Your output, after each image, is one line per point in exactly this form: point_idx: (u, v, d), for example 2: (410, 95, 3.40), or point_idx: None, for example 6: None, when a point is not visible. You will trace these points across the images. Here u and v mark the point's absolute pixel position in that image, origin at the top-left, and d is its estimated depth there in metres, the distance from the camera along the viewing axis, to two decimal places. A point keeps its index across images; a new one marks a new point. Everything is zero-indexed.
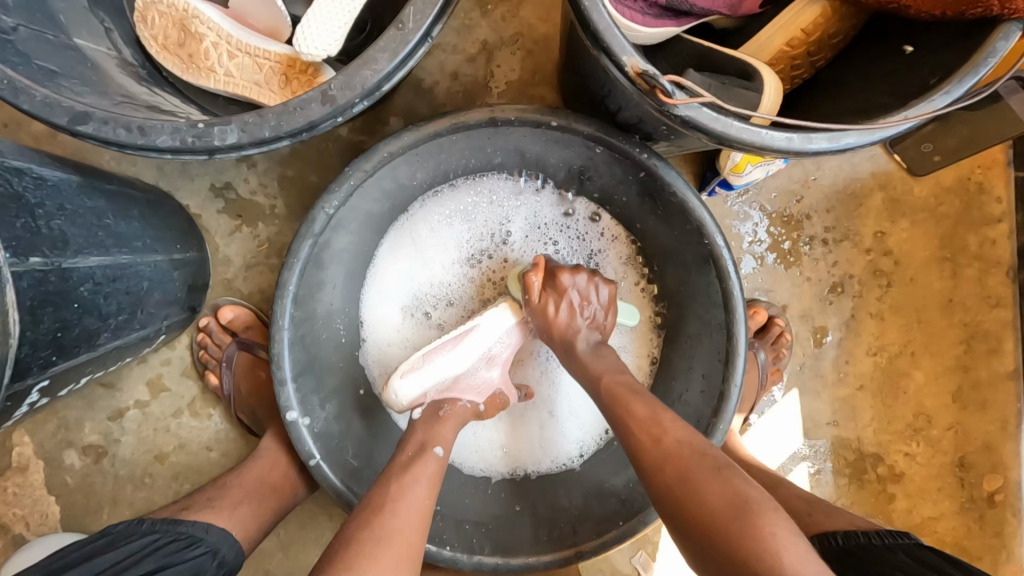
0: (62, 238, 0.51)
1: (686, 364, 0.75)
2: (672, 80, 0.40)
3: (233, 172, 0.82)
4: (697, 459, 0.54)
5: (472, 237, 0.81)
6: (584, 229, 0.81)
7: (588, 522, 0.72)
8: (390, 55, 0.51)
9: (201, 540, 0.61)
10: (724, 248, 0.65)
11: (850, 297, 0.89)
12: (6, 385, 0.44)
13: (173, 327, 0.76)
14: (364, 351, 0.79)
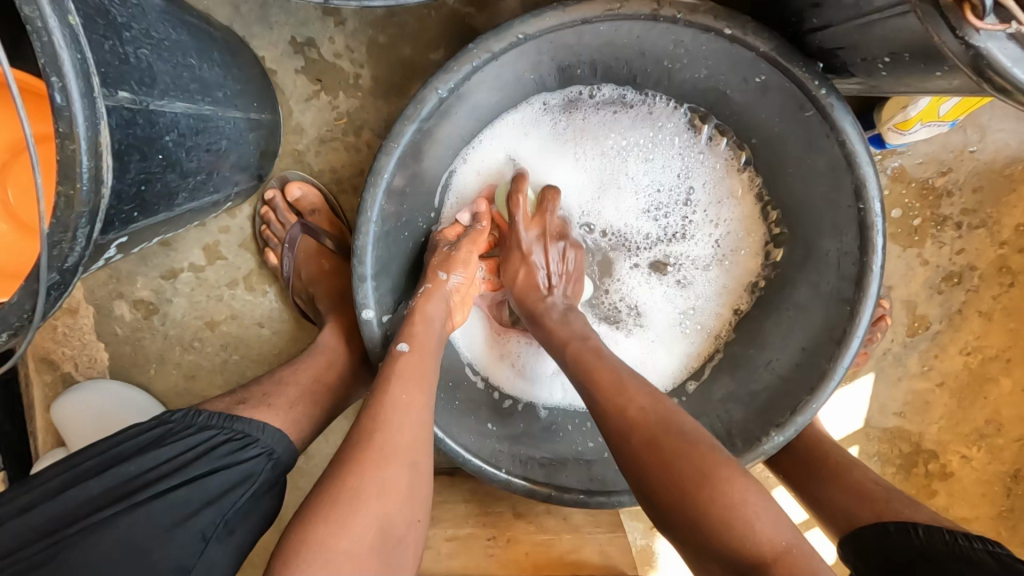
0: (150, 75, 0.43)
1: (783, 333, 0.70)
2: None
3: (318, 27, 0.71)
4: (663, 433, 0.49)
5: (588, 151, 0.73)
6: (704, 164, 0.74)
7: None
8: None
9: (256, 440, 0.53)
10: (878, 216, 0.58)
11: (964, 291, 0.81)
12: (90, 238, 0.38)
13: (241, 193, 0.70)
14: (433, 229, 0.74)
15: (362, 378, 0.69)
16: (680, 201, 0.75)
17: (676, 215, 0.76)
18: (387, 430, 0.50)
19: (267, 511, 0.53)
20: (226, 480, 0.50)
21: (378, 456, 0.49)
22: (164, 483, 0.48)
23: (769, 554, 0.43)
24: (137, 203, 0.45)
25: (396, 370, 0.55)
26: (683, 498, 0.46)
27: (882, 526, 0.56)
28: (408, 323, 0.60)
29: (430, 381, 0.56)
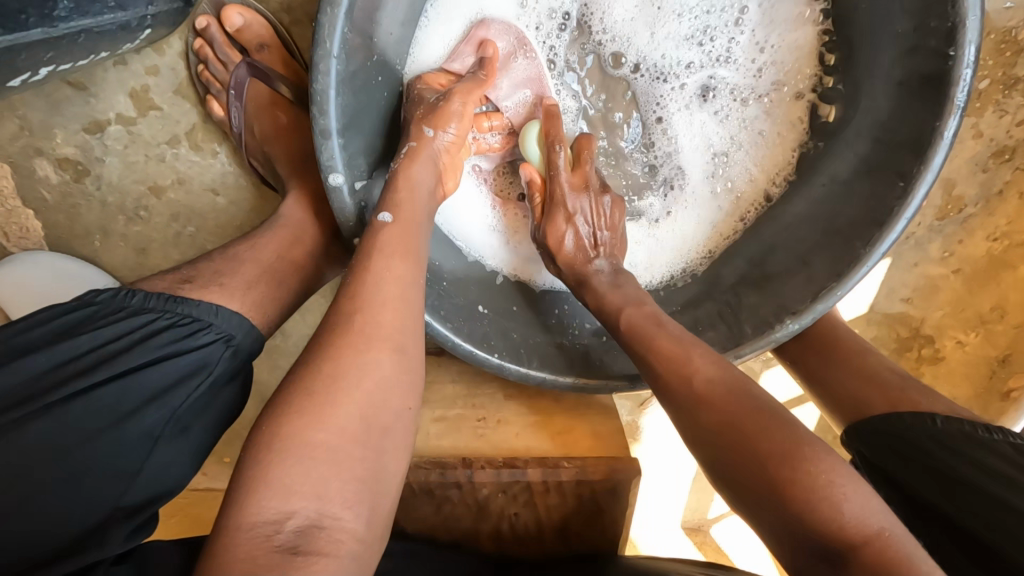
0: None
1: (815, 213, 0.61)
2: None
3: None
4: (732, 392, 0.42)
5: None
6: None
7: None
8: None
9: (209, 326, 0.46)
10: (968, 68, 0.48)
11: (1011, 169, 0.73)
12: None
13: (166, 20, 0.55)
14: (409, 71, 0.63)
15: (335, 255, 0.60)
16: (726, 32, 0.64)
17: (720, 42, 0.65)
18: (368, 310, 0.42)
19: (229, 405, 0.48)
20: (181, 369, 0.44)
21: (357, 338, 0.41)
22: (104, 372, 0.42)
23: (858, 538, 0.34)
24: None
25: (378, 241, 0.46)
26: (765, 460, 0.38)
27: (895, 417, 0.53)
28: (392, 188, 0.50)
29: (416, 253, 0.48)
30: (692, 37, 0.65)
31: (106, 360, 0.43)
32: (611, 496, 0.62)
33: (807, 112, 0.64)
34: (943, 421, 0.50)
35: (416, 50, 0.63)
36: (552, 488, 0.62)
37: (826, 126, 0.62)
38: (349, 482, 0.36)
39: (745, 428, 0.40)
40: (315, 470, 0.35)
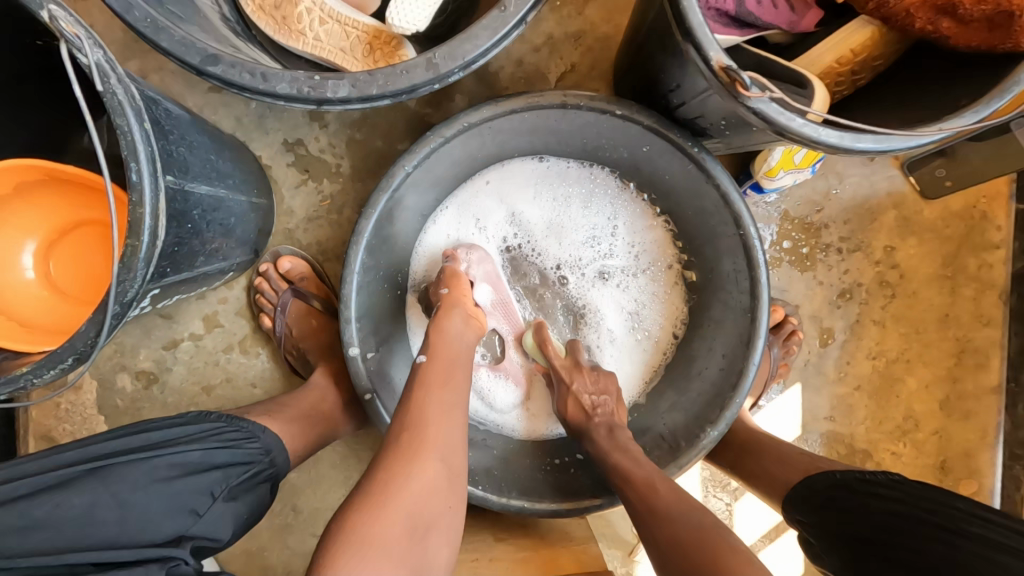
0: (185, 164, 0.59)
1: (709, 349, 0.82)
2: (750, 76, 0.49)
3: (304, 130, 0.88)
4: (667, 524, 0.59)
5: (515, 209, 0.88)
6: (618, 204, 0.89)
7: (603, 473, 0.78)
8: (491, 33, 0.58)
9: (258, 438, 0.64)
10: (755, 237, 0.74)
11: (857, 304, 0.97)
12: (140, 282, 0.51)
13: (235, 269, 0.81)
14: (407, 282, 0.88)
15: (348, 415, 0.78)
16: (610, 240, 0.90)
17: (609, 240, 0.90)
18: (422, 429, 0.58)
19: (260, 496, 0.64)
20: (239, 471, 0.61)
21: (409, 450, 0.57)
22: (187, 455, 0.59)
23: None
24: (169, 259, 0.58)
25: (426, 373, 0.64)
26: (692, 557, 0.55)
27: (810, 480, 0.69)
28: (431, 340, 0.68)
29: (461, 377, 0.65)
30: (589, 242, 0.89)
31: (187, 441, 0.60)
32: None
33: (678, 277, 0.89)
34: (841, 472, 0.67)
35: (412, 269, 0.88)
36: None
37: (692, 285, 0.87)
38: (405, 567, 0.50)
39: (705, 550, 0.55)
40: (367, 558, 0.49)
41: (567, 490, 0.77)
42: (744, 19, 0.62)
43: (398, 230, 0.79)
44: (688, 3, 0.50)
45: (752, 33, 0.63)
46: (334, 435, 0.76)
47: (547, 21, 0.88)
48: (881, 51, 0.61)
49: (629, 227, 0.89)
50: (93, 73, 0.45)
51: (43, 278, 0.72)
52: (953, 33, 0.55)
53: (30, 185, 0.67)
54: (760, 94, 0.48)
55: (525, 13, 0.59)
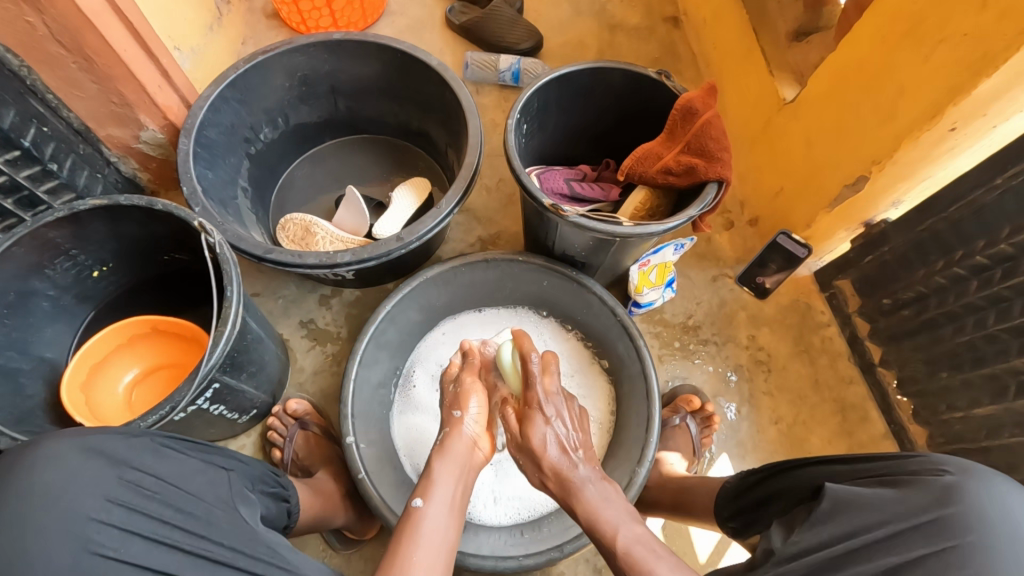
0: (250, 308, 0.94)
1: (626, 414, 1.08)
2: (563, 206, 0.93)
3: (316, 312, 1.24)
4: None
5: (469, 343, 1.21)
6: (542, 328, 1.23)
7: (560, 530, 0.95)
8: (433, 217, 1.04)
9: (287, 498, 0.81)
10: (630, 320, 1.06)
11: (745, 381, 1.25)
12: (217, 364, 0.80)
13: (257, 407, 1.06)
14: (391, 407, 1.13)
15: (344, 506, 0.98)
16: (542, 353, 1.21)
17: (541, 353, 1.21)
18: (427, 529, 0.68)
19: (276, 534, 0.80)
20: (271, 482, 0.78)
21: (425, 544, 0.67)
22: (243, 453, 0.75)
23: None
24: (230, 362, 0.86)
25: (429, 484, 0.74)
26: None
27: (731, 482, 0.89)
28: (427, 476, 0.76)
29: (458, 484, 0.76)
30: None
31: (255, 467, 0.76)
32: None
33: (598, 371, 1.18)
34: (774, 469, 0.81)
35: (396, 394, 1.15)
36: None
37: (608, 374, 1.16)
38: None
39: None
40: None
41: (533, 549, 0.92)
42: (577, 198, 1.10)
43: (383, 360, 1.10)
44: (526, 181, 0.96)
45: (585, 204, 1.09)
46: (329, 521, 0.94)
47: (475, 228, 1.37)
48: (660, 201, 1.05)
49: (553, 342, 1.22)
50: (219, 244, 0.83)
51: (126, 401, 0.91)
52: (677, 180, 0.99)
53: (139, 334, 0.92)
54: (568, 212, 0.91)
55: (452, 207, 1.05)
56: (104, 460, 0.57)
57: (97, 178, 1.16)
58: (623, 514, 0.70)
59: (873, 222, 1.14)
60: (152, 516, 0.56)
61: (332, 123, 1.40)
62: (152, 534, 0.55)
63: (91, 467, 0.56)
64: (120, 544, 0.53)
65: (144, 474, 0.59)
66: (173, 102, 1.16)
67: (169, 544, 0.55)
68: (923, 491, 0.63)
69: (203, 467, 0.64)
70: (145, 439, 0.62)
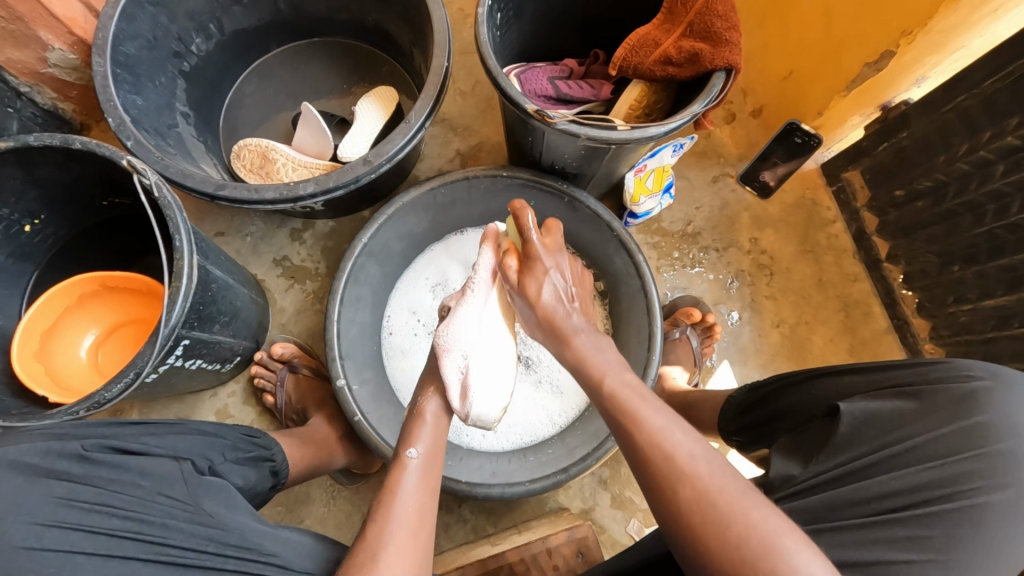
0: (213, 254, 0.85)
1: (628, 332, 1.03)
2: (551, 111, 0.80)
3: (289, 248, 1.15)
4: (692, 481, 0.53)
5: (457, 271, 1.14)
6: None
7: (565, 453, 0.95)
8: (403, 135, 0.91)
9: (270, 455, 0.79)
10: (627, 234, 0.98)
11: (747, 286, 1.20)
12: (183, 322, 0.73)
13: (240, 354, 1.00)
14: (383, 344, 1.09)
15: (343, 448, 0.97)
16: None
17: None
18: (410, 478, 0.65)
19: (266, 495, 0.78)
20: (246, 447, 0.74)
21: (405, 494, 0.63)
22: (206, 426, 0.71)
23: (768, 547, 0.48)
24: (196, 316, 0.79)
25: (418, 432, 0.70)
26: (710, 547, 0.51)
27: (732, 395, 0.86)
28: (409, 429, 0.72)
29: (441, 432, 0.73)
30: None
31: (224, 437, 0.72)
32: (580, 556, 0.87)
33: (594, 290, 1.13)
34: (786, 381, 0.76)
35: (387, 331, 1.10)
36: (532, 563, 0.86)
37: (604, 292, 1.11)
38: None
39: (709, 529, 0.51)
40: None
41: (537, 474, 0.92)
42: (565, 100, 0.97)
43: (366, 296, 1.02)
44: (505, 84, 0.82)
45: (574, 106, 0.96)
46: (326, 463, 0.92)
47: (453, 141, 1.23)
48: (656, 97, 0.93)
49: None
50: (156, 185, 0.71)
51: (92, 365, 0.87)
52: (677, 71, 0.86)
53: (88, 294, 0.85)
54: (557, 118, 0.79)
55: (423, 120, 0.93)
56: (24, 478, 0.51)
57: (10, 113, 1.00)
58: (684, 438, 0.56)
59: (891, 103, 1.03)
60: (95, 531, 0.52)
61: (275, 26, 1.20)
62: (101, 550, 0.52)
63: (8, 488, 0.50)
64: (63, 566, 0.49)
65: (78, 486, 0.53)
66: (76, 12, 0.97)
67: (122, 557, 0.52)
68: (947, 400, 0.60)
69: (149, 462, 0.59)
70: (72, 443, 0.55)
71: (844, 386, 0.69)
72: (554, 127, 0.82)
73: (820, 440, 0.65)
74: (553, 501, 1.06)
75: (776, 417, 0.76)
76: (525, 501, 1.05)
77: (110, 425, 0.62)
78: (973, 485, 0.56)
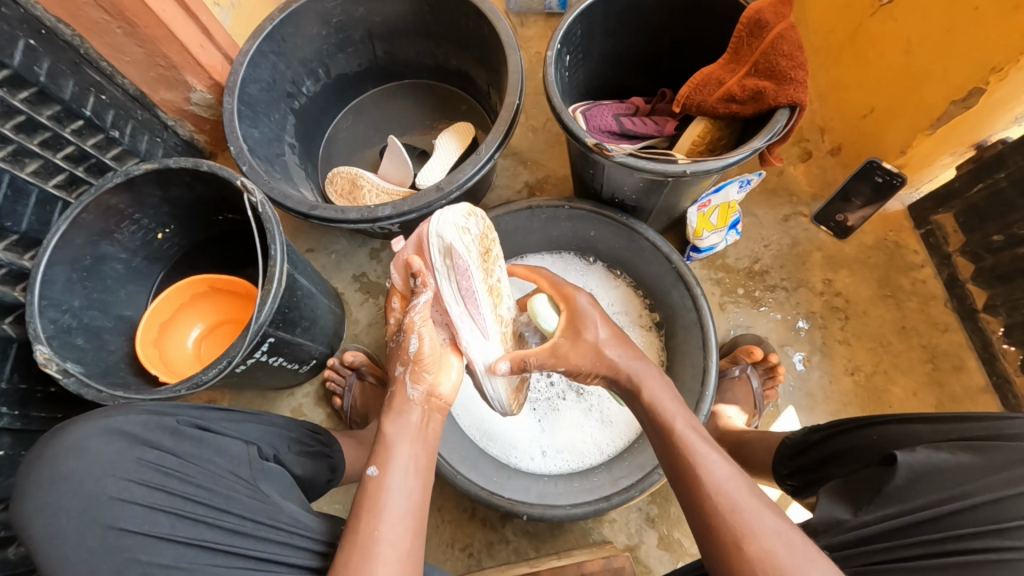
0: (300, 264, 0.96)
1: (681, 365, 1.02)
2: (609, 145, 0.85)
3: (367, 265, 1.26)
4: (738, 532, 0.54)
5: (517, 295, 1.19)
6: (591, 276, 1.18)
7: (610, 481, 0.95)
8: (474, 165, 0.99)
9: (330, 452, 0.87)
10: (685, 266, 0.98)
11: (818, 329, 1.14)
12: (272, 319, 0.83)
13: (316, 357, 1.11)
14: None
15: None
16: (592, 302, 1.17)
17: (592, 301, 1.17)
18: (387, 497, 0.60)
19: (324, 487, 0.85)
20: (310, 441, 0.83)
21: (385, 523, 0.58)
22: (278, 418, 0.79)
23: None
24: (282, 317, 0.90)
25: (384, 448, 0.65)
26: None
27: (787, 438, 0.82)
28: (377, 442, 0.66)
29: (422, 452, 0.67)
30: None
31: (290, 430, 0.79)
32: None
33: (649, 321, 1.13)
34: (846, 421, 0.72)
35: None
36: None
37: (660, 323, 1.11)
38: None
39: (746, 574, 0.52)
40: None
41: (580, 499, 0.92)
42: (629, 135, 1.00)
43: None
44: (568, 120, 0.87)
45: (637, 141, 1.00)
46: None
47: (522, 173, 1.31)
48: (720, 133, 0.94)
49: (600, 290, 1.17)
50: (261, 202, 0.84)
51: (195, 355, 1.00)
52: (741, 108, 0.88)
53: (199, 293, 0.99)
54: (615, 152, 0.84)
55: (492, 152, 1.00)
56: (126, 442, 0.63)
57: (157, 142, 1.21)
58: (713, 458, 0.60)
59: (986, 142, 0.97)
60: (173, 493, 0.61)
61: (372, 71, 1.36)
62: (173, 510, 0.60)
63: (113, 450, 0.62)
64: (143, 519, 0.59)
65: (163, 453, 0.63)
66: (216, 60, 1.16)
67: (191, 518, 0.60)
68: (1015, 458, 0.52)
69: (224, 443, 0.66)
70: (167, 418, 0.66)
71: (909, 435, 0.64)
72: (612, 160, 0.86)
73: (872, 487, 0.60)
74: (597, 533, 1.05)
75: (833, 459, 0.72)
76: (567, 529, 1.05)
77: (198, 407, 0.71)
78: None
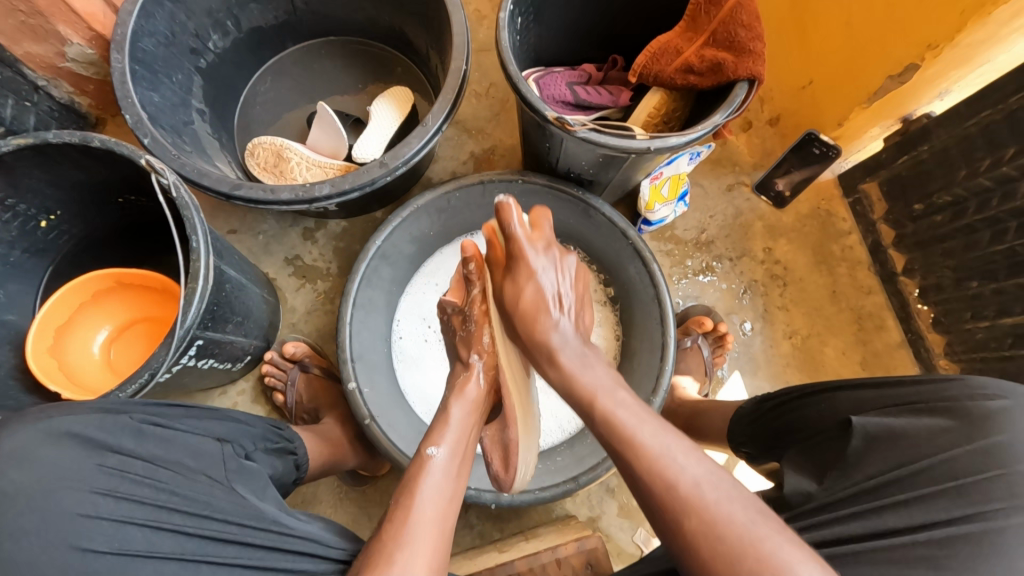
0: (226, 252, 0.84)
1: (639, 340, 1.02)
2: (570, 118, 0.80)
3: (300, 247, 1.15)
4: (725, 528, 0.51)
5: None
6: None
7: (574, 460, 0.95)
8: (420, 138, 0.91)
9: (292, 447, 0.80)
10: (642, 242, 0.97)
11: (760, 296, 1.19)
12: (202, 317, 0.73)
13: (251, 353, 1.00)
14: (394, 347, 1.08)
15: (353, 448, 0.97)
16: None
17: None
18: (438, 475, 0.64)
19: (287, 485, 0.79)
20: (274, 438, 0.76)
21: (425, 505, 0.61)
22: (238, 413, 0.73)
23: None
24: (209, 317, 0.79)
25: (443, 430, 0.68)
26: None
27: (742, 406, 0.85)
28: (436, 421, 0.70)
29: (472, 428, 0.71)
30: None
31: (245, 426, 0.72)
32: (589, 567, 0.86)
33: (604, 295, 1.12)
34: (795, 390, 0.76)
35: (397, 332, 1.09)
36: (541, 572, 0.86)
37: (615, 297, 1.11)
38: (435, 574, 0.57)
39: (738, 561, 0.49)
40: None
41: (546, 481, 0.92)
42: (584, 106, 0.96)
43: (378, 298, 1.02)
44: (524, 89, 0.81)
45: (592, 112, 0.95)
46: (338, 464, 0.92)
47: (467, 144, 1.23)
48: (675, 106, 0.92)
49: None
50: (175, 185, 0.71)
51: (104, 361, 0.87)
52: (698, 80, 0.85)
53: (104, 290, 0.85)
54: (575, 126, 0.79)
55: (440, 123, 0.91)
56: (81, 449, 0.55)
57: (27, 107, 1.00)
58: (642, 415, 0.59)
59: (913, 116, 1.03)
60: (146, 502, 0.55)
61: (291, 24, 1.20)
62: (148, 522, 0.55)
63: (68, 456, 0.54)
64: (115, 537, 0.53)
65: (128, 458, 0.57)
66: (96, 8, 0.96)
67: (170, 528, 0.55)
68: (969, 419, 0.59)
69: (193, 442, 0.62)
70: (124, 418, 0.59)
71: (853, 401, 0.69)
72: (573, 135, 0.81)
73: (833, 454, 0.65)
74: (560, 508, 1.06)
75: (784, 433, 0.75)
76: (531, 508, 1.05)
77: (153, 406, 0.64)
78: (995, 503, 0.55)
